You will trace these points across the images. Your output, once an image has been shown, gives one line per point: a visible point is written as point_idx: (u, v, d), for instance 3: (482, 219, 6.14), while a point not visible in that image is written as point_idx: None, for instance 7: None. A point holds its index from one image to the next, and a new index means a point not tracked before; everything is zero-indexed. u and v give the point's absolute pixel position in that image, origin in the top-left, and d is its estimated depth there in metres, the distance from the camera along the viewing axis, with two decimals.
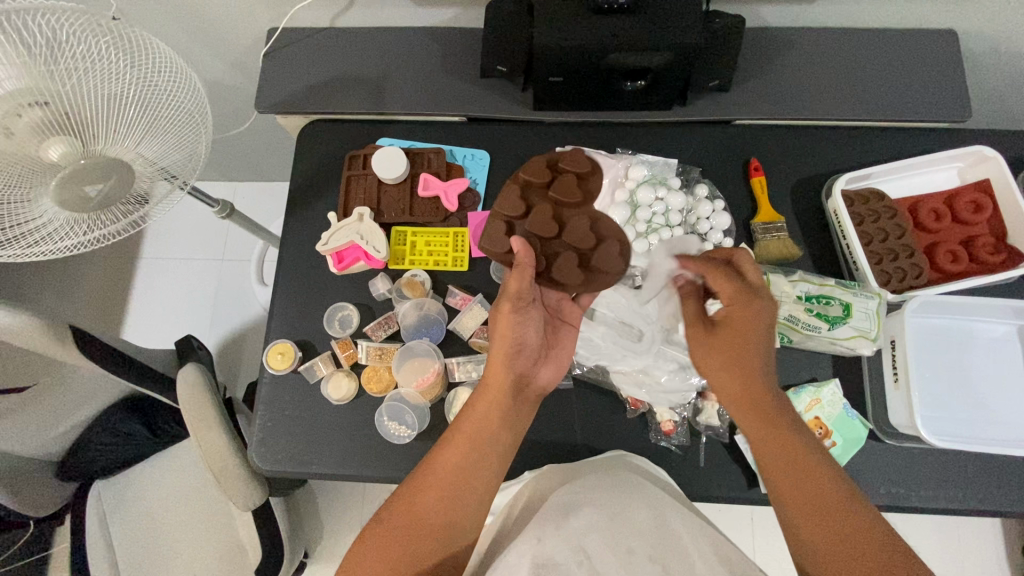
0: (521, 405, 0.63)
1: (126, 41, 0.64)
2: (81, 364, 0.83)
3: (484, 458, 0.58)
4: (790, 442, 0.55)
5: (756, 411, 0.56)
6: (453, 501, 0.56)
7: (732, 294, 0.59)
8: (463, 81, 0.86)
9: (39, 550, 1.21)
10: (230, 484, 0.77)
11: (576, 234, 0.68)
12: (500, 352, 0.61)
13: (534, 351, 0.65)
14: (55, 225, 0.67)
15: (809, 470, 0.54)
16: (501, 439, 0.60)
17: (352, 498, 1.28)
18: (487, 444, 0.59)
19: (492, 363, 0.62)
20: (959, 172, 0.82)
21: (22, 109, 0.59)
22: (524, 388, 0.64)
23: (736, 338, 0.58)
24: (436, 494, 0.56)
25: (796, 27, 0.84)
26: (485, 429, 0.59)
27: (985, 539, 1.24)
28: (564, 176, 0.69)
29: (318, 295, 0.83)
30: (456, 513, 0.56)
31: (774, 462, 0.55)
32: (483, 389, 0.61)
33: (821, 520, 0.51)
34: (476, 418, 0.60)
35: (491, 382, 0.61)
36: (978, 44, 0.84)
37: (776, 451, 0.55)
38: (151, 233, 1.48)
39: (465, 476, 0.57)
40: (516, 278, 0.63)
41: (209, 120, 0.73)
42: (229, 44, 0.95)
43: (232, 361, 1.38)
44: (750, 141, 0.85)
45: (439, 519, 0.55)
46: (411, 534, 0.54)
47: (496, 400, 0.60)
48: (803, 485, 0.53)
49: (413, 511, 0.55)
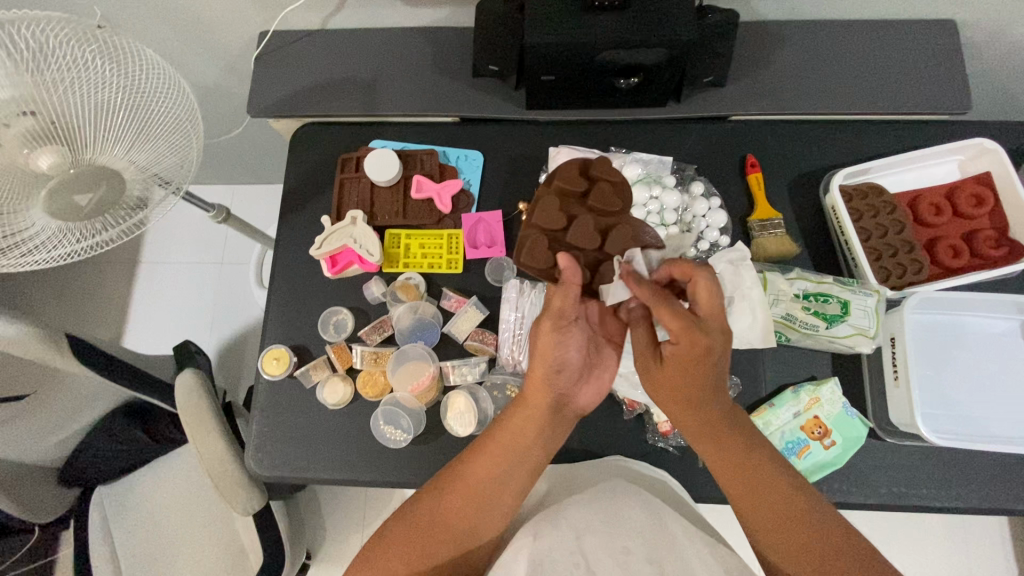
0: (559, 425, 0.61)
1: (113, 49, 0.64)
2: (78, 372, 0.83)
3: (514, 474, 0.58)
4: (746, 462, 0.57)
5: (712, 435, 0.57)
6: (475, 512, 0.56)
7: (681, 329, 0.53)
8: (456, 81, 0.85)
9: (42, 557, 1.22)
10: (230, 489, 0.77)
11: (617, 244, 0.63)
12: (540, 371, 0.58)
13: (579, 372, 0.61)
14: (46, 235, 0.66)
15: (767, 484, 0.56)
16: (534, 455, 0.59)
17: (355, 501, 1.29)
18: (522, 459, 0.58)
19: (533, 383, 0.59)
20: (959, 165, 0.81)
21: (11, 120, 0.59)
22: (564, 408, 0.61)
23: (691, 378, 0.55)
24: (459, 502, 0.56)
25: (792, 20, 0.82)
26: (523, 447, 0.58)
27: (991, 536, 1.23)
28: (599, 184, 0.64)
29: (312, 299, 0.83)
30: (474, 522, 0.56)
31: (730, 482, 0.57)
32: (523, 405, 0.59)
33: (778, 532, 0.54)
34: (513, 435, 0.58)
35: (534, 401, 0.59)
36: (979, 35, 0.82)
37: (736, 474, 0.57)
38: (151, 238, 1.48)
39: (492, 489, 0.57)
40: (565, 296, 0.57)
41: (200, 124, 0.71)
42: (221, 47, 0.94)
43: (233, 364, 1.39)
44: (747, 137, 0.84)
45: (456, 527, 0.56)
46: (428, 540, 0.55)
47: (537, 418, 0.59)
48: (761, 501, 0.55)
49: (433, 519, 0.56)
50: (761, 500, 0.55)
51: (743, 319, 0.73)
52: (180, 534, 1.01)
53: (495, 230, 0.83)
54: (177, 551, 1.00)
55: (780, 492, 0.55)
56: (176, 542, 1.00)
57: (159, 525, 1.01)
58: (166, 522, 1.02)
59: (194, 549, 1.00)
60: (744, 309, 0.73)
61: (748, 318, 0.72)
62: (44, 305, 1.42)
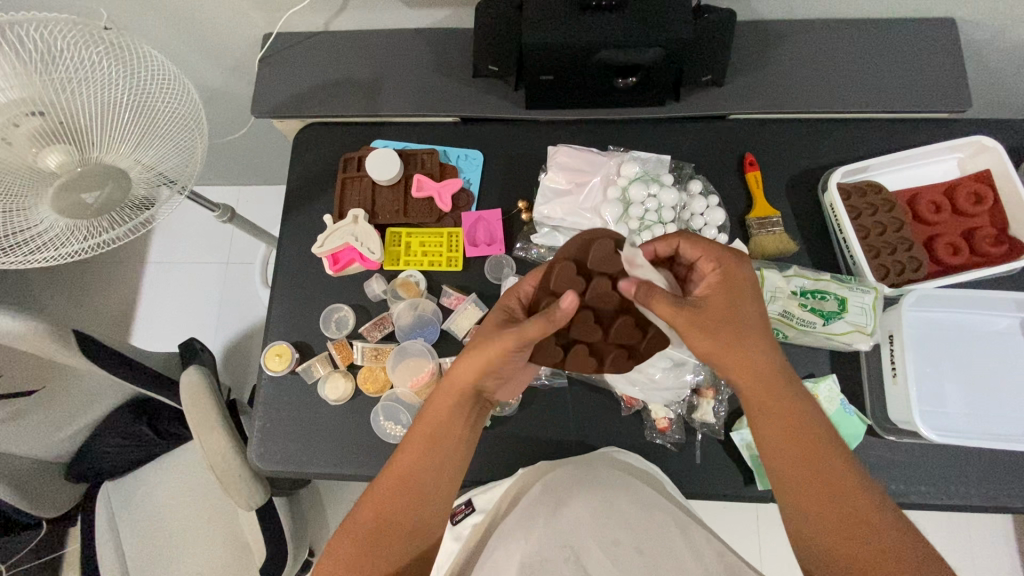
0: (478, 413, 0.61)
1: (119, 50, 0.66)
2: (84, 368, 0.85)
3: (441, 463, 0.57)
4: (800, 430, 0.55)
5: (769, 399, 0.55)
6: (411, 506, 0.56)
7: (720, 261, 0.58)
8: (456, 82, 0.86)
9: (50, 552, 1.24)
10: (232, 484, 0.78)
11: (622, 332, 0.59)
12: (464, 372, 0.56)
13: (506, 380, 0.60)
14: (55, 233, 0.67)
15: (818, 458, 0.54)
16: (459, 446, 0.58)
17: (358, 498, 1.30)
18: (445, 448, 0.57)
19: (459, 378, 0.56)
20: (959, 163, 0.81)
21: (19, 119, 0.61)
22: (482, 400, 0.61)
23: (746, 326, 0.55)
24: (393, 501, 0.56)
25: (790, 19, 0.83)
26: (445, 436, 0.57)
27: (997, 537, 1.22)
28: (598, 279, 0.58)
29: (314, 296, 0.84)
30: (414, 518, 0.56)
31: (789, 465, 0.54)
32: (446, 393, 0.57)
33: (825, 499, 0.53)
34: (435, 426, 0.57)
35: (456, 392, 0.57)
36: (979, 33, 0.82)
37: (788, 441, 0.54)
38: (158, 238, 1.50)
39: (422, 482, 0.56)
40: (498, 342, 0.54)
41: (205, 121, 0.72)
42: (226, 50, 0.96)
43: (238, 362, 1.40)
44: (745, 136, 0.85)
45: (396, 526, 0.55)
46: (373, 542, 0.55)
47: (461, 403, 0.57)
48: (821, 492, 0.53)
49: (375, 521, 0.55)
50: (806, 468, 0.54)
51: None
52: (184, 529, 1.02)
53: (495, 228, 0.84)
54: (180, 546, 1.01)
55: (827, 464, 0.54)
56: (180, 537, 1.02)
57: (163, 520, 1.03)
58: (170, 518, 1.03)
59: (198, 544, 1.01)
60: None
61: None
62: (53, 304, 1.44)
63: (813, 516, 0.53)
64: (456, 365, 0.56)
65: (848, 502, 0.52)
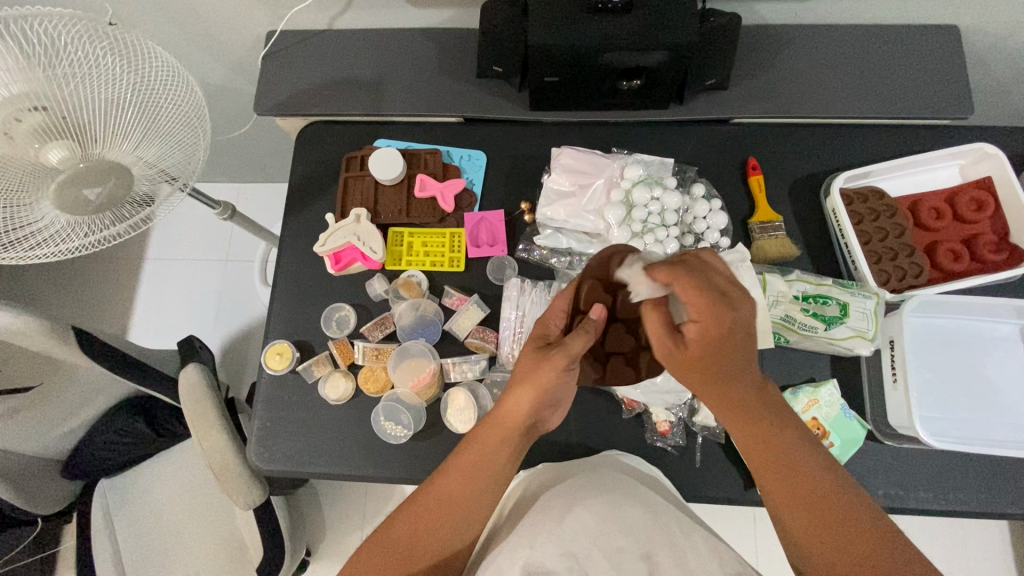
0: (525, 444, 0.61)
1: (123, 45, 0.66)
2: (82, 364, 0.84)
3: (487, 487, 0.57)
4: (776, 445, 0.54)
5: (742, 422, 0.55)
6: (451, 524, 0.56)
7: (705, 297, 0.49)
8: (460, 82, 0.86)
9: (45, 549, 1.23)
10: (230, 482, 0.78)
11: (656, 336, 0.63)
12: (518, 402, 0.57)
13: (556, 402, 0.61)
14: (57, 227, 0.67)
15: (801, 476, 0.53)
16: (504, 474, 0.59)
17: (355, 498, 1.29)
18: (491, 476, 0.58)
19: (507, 409, 0.58)
20: (960, 170, 0.82)
21: (22, 114, 0.61)
22: (532, 430, 0.62)
23: (722, 352, 0.50)
24: (431, 518, 0.56)
25: (793, 24, 0.83)
26: (491, 464, 0.58)
27: (991, 543, 1.22)
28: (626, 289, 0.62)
29: (315, 296, 0.83)
30: (450, 536, 0.56)
31: (767, 468, 0.54)
32: (492, 426, 0.58)
33: (809, 517, 0.51)
34: (484, 454, 0.58)
35: (505, 425, 0.58)
36: (981, 40, 0.83)
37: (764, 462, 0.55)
38: (157, 235, 1.49)
39: (466, 502, 0.57)
40: (547, 368, 0.56)
41: (207, 121, 0.72)
42: (229, 47, 0.96)
43: (236, 360, 1.40)
44: (748, 140, 0.85)
45: (432, 540, 0.55)
46: (405, 552, 0.55)
47: (508, 438, 0.58)
48: (805, 496, 0.52)
49: (411, 533, 0.55)
50: (785, 477, 0.53)
51: None
52: (181, 527, 1.02)
53: (497, 229, 0.84)
54: (177, 545, 1.00)
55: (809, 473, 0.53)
56: (176, 535, 1.01)
57: (159, 519, 1.02)
58: (167, 516, 1.02)
59: (195, 543, 1.01)
60: None
61: (747, 321, 0.74)
62: (50, 300, 1.44)
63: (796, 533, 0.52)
64: (507, 395, 0.58)
65: (837, 519, 0.51)
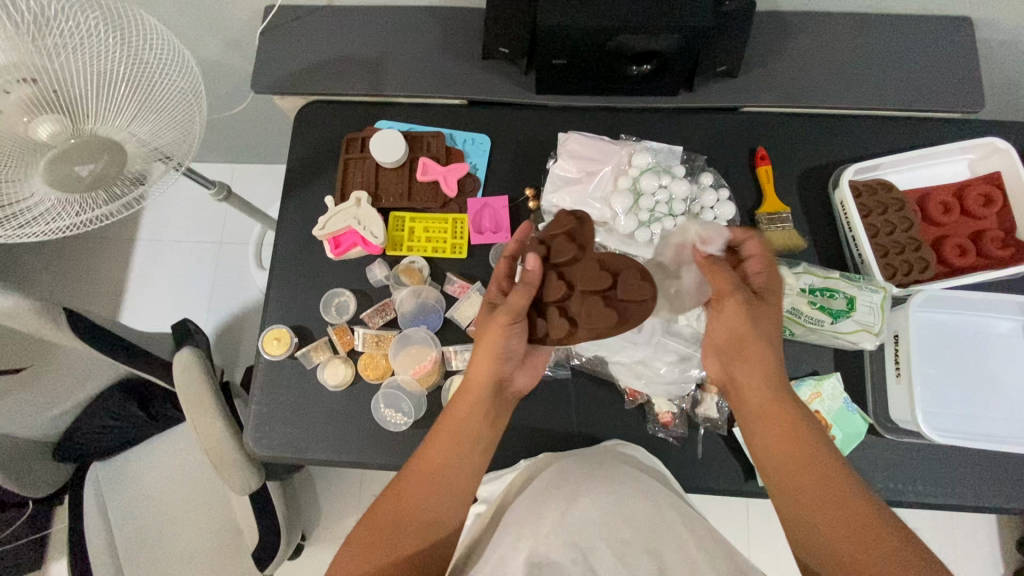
0: (501, 407, 0.62)
1: (117, 15, 0.63)
2: (75, 346, 0.82)
3: (465, 459, 0.58)
4: (796, 442, 0.58)
5: (768, 410, 0.60)
6: (433, 500, 0.57)
7: (766, 266, 0.64)
8: (465, 63, 0.84)
9: (38, 529, 1.23)
10: (227, 467, 0.76)
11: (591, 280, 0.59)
12: (482, 361, 0.59)
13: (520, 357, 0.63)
14: (47, 207, 0.63)
15: (819, 469, 0.57)
16: (483, 442, 0.60)
17: (349, 484, 1.29)
18: (471, 443, 0.59)
19: (474, 367, 0.60)
20: (969, 164, 0.81)
21: (10, 86, 0.59)
22: (505, 391, 0.63)
23: (773, 320, 0.62)
24: (415, 493, 0.56)
25: (807, 12, 0.81)
26: (468, 430, 0.59)
27: (980, 537, 1.24)
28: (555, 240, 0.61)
29: (315, 280, 0.82)
30: (436, 510, 0.56)
31: (785, 465, 0.58)
32: (466, 394, 0.60)
33: (814, 510, 0.55)
34: (458, 422, 0.59)
35: (475, 391, 0.59)
36: (995, 34, 0.82)
37: (781, 442, 0.58)
38: (149, 215, 1.46)
39: (445, 477, 0.57)
40: (493, 324, 0.59)
41: (203, 96, 0.68)
42: (225, 21, 0.92)
43: (231, 344, 1.38)
44: (757, 130, 0.83)
45: (416, 524, 0.56)
46: (395, 538, 0.55)
47: (480, 401, 0.59)
48: (829, 511, 0.54)
49: (393, 516, 0.56)
50: (804, 479, 0.56)
51: None
52: (175, 512, 1.01)
53: (500, 216, 0.82)
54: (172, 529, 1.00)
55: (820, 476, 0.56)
56: (171, 520, 1.00)
57: (152, 504, 1.01)
58: (160, 501, 1.01)
59: (189, 527, 1.00)
60: None
61: None
62: (40, 280, 1.41)
63: (820, 530, 0.54)
64: (472, 360, 0.60)
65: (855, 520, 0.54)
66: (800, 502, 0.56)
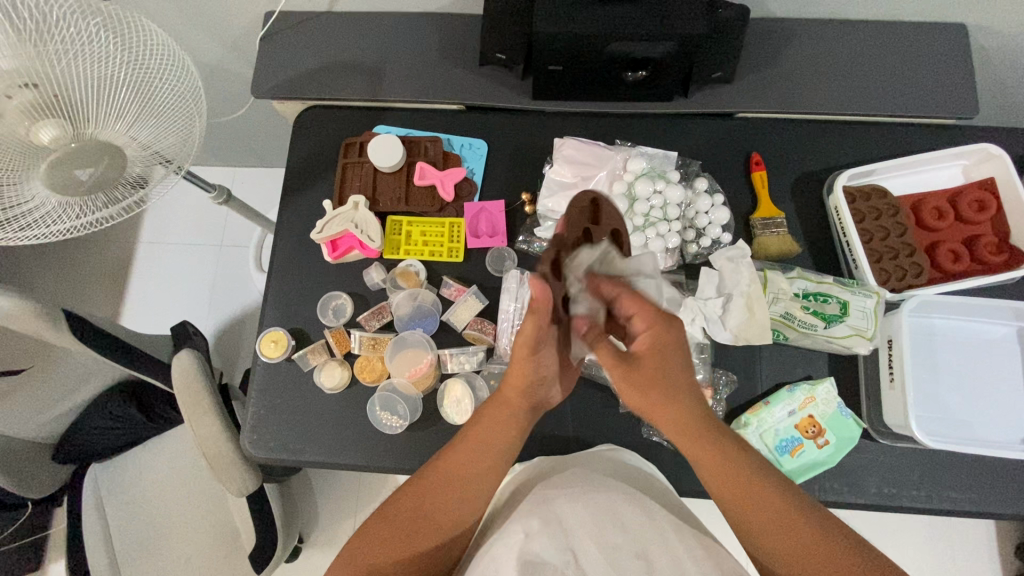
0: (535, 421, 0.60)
1: (117, 22, 0.63)
2: (74, 348, 0.83)
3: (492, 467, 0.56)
4: (734, 479, 0.52)
5: (697, 452, 0.53)
6: (456, 502, 0.55)
7: (651, 317, 0.51)
8: (462, 69, 0.84)
9: (38, 530, 1.24)
10: (223, 470, 0.77)
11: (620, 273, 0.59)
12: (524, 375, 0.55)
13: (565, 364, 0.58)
14: (48, 209, 0.64)
15: (764, 504, 0.51)
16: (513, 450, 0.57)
17: (347, 487, 1.29)
18: (500, 452, 0.56)
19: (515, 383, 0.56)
20: (963, 170, 0.81)
21: (12, 90, 0.59)
22: (542, 403, 0.59)
23: (663, 369, 0.51)
24: (436, 496, 0.55)
25: (801, 18, 0.82)
26: (500, 439, 0.56)
27: (977, 542, 1.24)
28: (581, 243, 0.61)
29: (312, 283, 0.82)
30: (455, 513, 0.55)
31: (730, 502, 0.53)
32: (503, 401, 0.57)
33: (776, 531, 0.50)
34: (494, 429, 0.57)
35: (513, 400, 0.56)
36: (989, 41, 0.82)
37: (716, 482, 0.53)
38: (150, 217, 1.47)
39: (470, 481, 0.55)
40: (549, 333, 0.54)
41: (202, 103, 0.70)
42: (225, 27, 0.93)
43: (230, 346, 1.39)
44: (751, 135, 0.84)
45: (432, 525, 0.54)
46: (405, 537, 0.53)
47: (518, 413, 0.57)
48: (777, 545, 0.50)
49: (412, 514, 0.55)
50: (751, 512, 0.51)
51: (739, 319, 0.74)
52: (172, 514, 1.01)
53: (497, 220, 0.83)
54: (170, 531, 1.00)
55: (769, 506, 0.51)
56: (169, 521, 1.01)
57: (150, 505, 1.01)
58: (159, 502, 1.02)
59: (187, 529, 1.01)
60: (740, 307, 0.74)
61: (745, 318, 0.74)
62: (42, 282, 1.42)
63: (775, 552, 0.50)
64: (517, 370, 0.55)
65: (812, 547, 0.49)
66: (755, 540, 0.51)
